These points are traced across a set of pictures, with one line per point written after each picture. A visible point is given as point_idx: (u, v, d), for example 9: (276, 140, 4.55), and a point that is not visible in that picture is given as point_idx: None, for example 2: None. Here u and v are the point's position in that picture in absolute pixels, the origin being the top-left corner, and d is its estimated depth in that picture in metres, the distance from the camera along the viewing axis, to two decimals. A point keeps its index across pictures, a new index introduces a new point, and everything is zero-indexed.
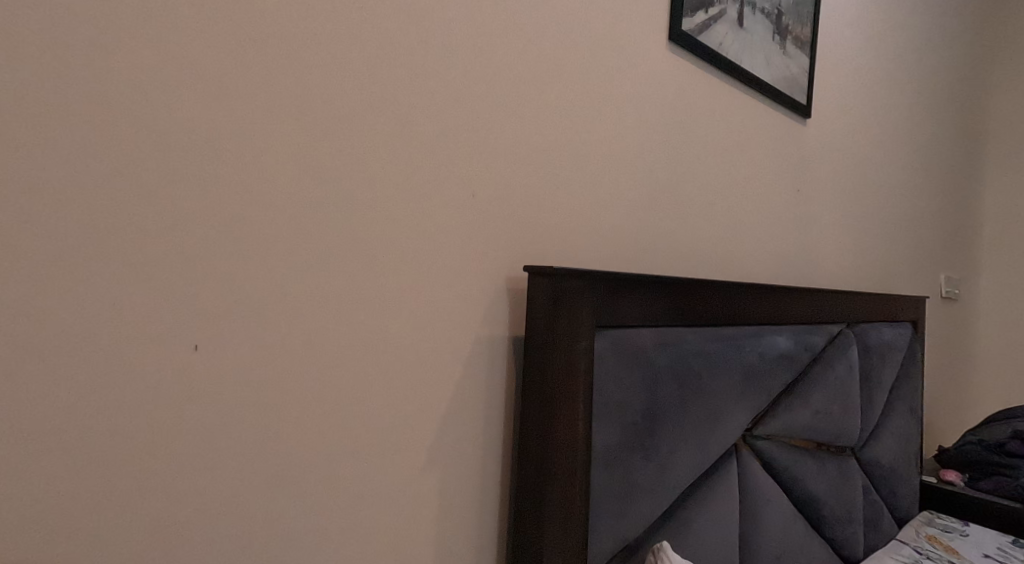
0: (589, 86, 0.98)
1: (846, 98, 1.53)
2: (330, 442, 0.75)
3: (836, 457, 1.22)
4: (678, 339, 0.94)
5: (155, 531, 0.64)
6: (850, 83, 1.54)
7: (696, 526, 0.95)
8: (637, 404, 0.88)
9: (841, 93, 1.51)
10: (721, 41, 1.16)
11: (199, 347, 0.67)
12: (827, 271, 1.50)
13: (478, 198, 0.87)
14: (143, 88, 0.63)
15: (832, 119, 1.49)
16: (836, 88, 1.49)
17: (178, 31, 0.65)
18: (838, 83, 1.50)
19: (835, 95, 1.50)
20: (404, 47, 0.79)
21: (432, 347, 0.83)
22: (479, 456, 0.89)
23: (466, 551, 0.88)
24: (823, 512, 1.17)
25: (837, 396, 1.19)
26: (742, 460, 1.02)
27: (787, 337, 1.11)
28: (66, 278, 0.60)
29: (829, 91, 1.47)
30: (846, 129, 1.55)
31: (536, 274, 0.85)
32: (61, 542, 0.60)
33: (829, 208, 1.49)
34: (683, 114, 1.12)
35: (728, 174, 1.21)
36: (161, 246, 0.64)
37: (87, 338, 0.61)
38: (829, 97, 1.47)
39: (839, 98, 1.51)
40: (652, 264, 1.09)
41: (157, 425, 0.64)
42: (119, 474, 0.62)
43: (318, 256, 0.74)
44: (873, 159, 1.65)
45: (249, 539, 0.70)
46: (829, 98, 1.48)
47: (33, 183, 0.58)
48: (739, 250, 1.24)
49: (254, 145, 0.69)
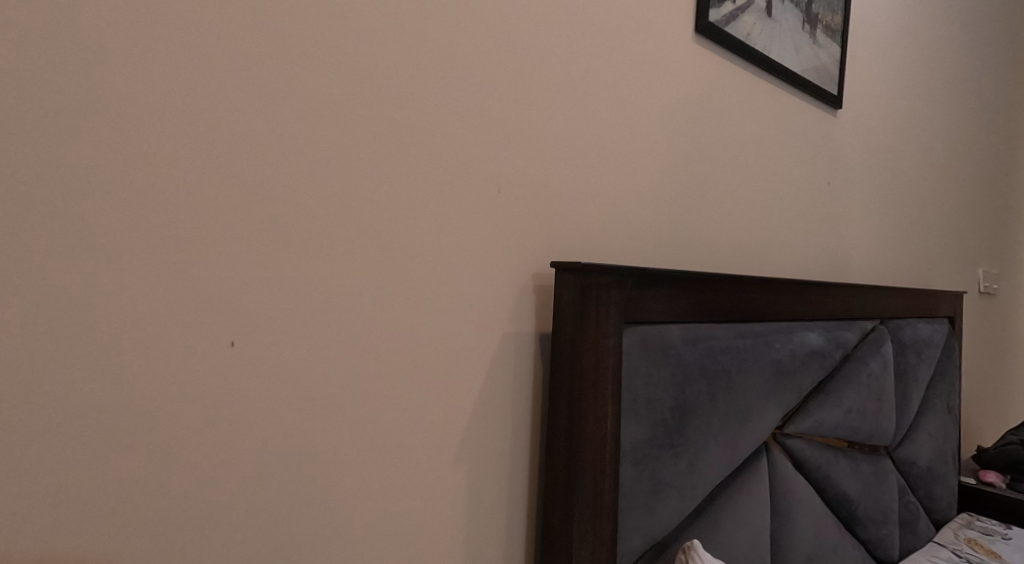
0: (615, 79, 0.98)
1: (880, 89, 1.50)
2: (360, 438, 0.76)
3: (870, 456, 1.20)
4: (707, 336, 0.93)
5: (194, 525, 0.66)
6: (884, 73, 1.51)
7: (727, 526, 0.94)
8: (666, 401, 0.88)
9: (872, 84, 1.48)
10: (749, 32, 1.14)
11: (234, 345, 0.68)
12: (860, 266, 1.47)
13: (504, 194, 0.87)
14: (179, 90, 0.64)
15: (864, 110, 1.46)
16: (869, 78, 1.46)
17: (210, 31, 0.66)
18: (871, 73, 1.47)
19: (868, 86, 1.47)
20: (429, 43, 0.80)
21: (459, 343, 0.84)
22: (508, 453, 0.89)
23: (495, 548, 0.88)
24: (858, 513, 1.15)
25: (871, 394, 1.17)
26: (773, 458, 1.01)
27: (818, 333, 1.09)
28: (108, 277, 0.62)
29: (861, 82, 1.44)
30: (881, 122, 1.52)
31: (563, 271, 0.85)
32: (101, 539, 0.62)
33: (863, 202, 1.46)
34: (711, 107, 1.11)
35: (759, 168, 1.20)
36: (197, 246, 0.66)
37: (128, 336, 0.63)
38: (861, 88, 1.45)
39: (872, 89, 1.48)
40: (680, 259, 1.07)
41: (193, 421, 0.66)
42: (158, 469, 0.64)
43: (346, 252, 0.75)
44: (909, 152, 1.61)
45: (282, 532, 0.72)
46: (863, 89, 1.45)
47: (75, 187, 0.60)
48: (770, 245, 1.23)
49: (284, 143, 0.70)
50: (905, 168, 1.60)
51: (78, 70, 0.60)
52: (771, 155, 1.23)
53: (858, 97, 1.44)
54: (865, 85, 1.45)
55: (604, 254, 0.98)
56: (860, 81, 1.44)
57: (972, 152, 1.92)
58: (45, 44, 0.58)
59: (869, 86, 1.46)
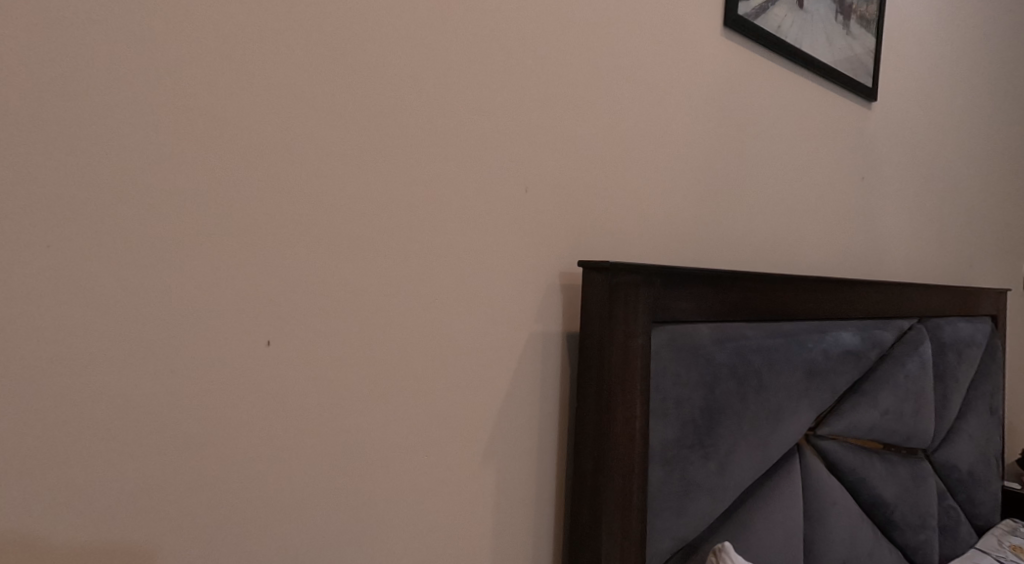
0: (642, 76, 0.97)
1: (918, 81, 1.46)
2: (389, 437, 0.77)
3: (907, 459, 1.17)
4: (737, 335, 0.92)
5: (228, 521, 0.68)
6: (921, 64, 1.46)
7: (759, 528, 0.92)
8: (695, 401, 0.87)
9: (910, 76, 1.44)
10: (780, 24, 1.12)
11: (270, 343, 0.70)
12: (897, 263, 1.43)
13: (530, 193, 0.87)
14: (211, 94, 0.66)
15: (901, 102, 1.42)
16: (906, 69, 1.42)
17: (239, 38, 0.67)
18: (908, 64, 1.43)
19: (905, 79, 1.42)
20: (454, 45, 0.81)
21: (487, 342, 0.84)
22: (536, 452, 0.89)
23: (523, 546, 0.88)
24: (895, 517, 1.12)
25: (909, 395, 1.14)
26: (806, 460, 0.99)
27: (853, 333, 1.07)
28: (145, 279, 0.63)
29: (898, 73, 1.40)
30: (918, 115, 1.47)
31: (591, 270, 0.85)
32: (136, 538, 0.64)
33: (900, 198, 1.43)
34: (741, 103, 1.09)
35: (790, 166, 1.18)
36: (230, 247, 0.67)
37: (167, 335, 0.65)
38: (898, 79, 1.40)
39: (909, 80, 1.44)
40: (709, 257, 1.06)
41: (228, 418, 0.68)
42: (195, 465, 0.66)
43: (373, 253, 0.76)
44: (949, 146, 1.57)
45: (312, 530, 0.73)
46: (899, 80, 1.41)
47: (116, 192, 0.62)
48: (802, 243, 1.20)
49: (313, 145, 0.72)
50: (945, 163, 1.56)
51: (110, 74, 0.62)
52: (803, 152, 1.20)
53: (895, 89, 1.40)
54: (901, 77, 1.41)
55: (632, 252, 0.97)
56: (896, 72, 1.40)
57: (1014, 145, 1.85)
58: (77, 48, 0.60)
59: (905, 78, 1.42)
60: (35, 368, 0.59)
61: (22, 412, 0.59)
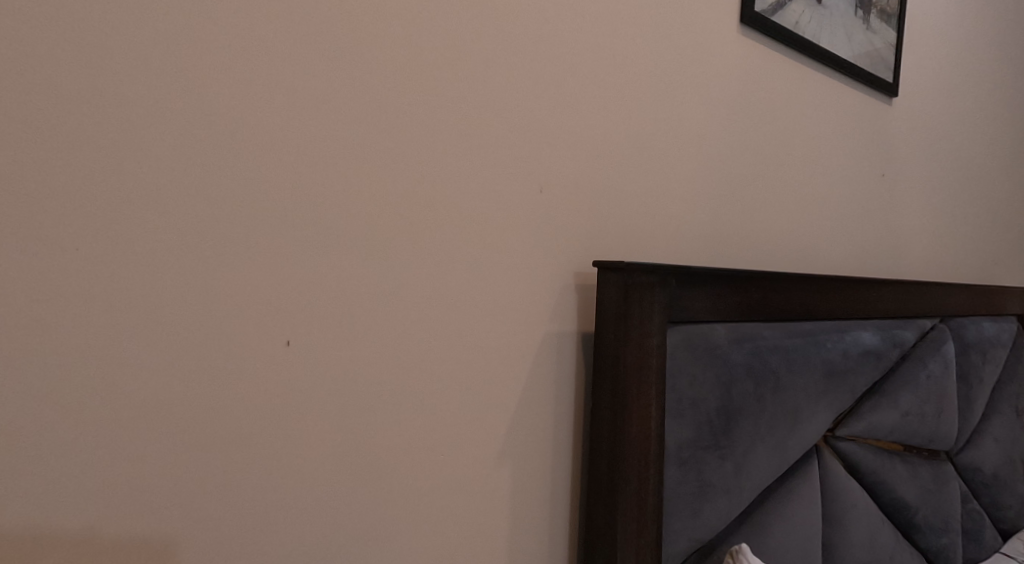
0: (657, 76, 0.96)
1: (941, 74, 1.43)
2: (404, 438, 0.78)
3: (929, 460, 1.15)
4: (754, 335, 0.91)
5: (247, 521, 0.69)
6: (945, 57, 1.43)
7: (776, 530, 0.91)
8: (710, 402, 0.86)
9: (933, 69, 1.41)
10: (798, 20, 1.10)
11: (290, 344, 0.71)
12: (920, 260, 1.40)
13: (545, 194, 0.87)
14: (226, 101, 0.67)
15: (923, 96, 1.39)
16: (929, 63, 1.39)
17: (253, 45, 0.68)
18: (931, 58, 1.40)
19: (928, 73, 1.40)
20: (467, 49, 0.81)
21: (502, 343, 0.85)
22: (550, 452, 0.89)
23: (537, 546, 0.89)
24: (917, 519, 1.10)
25: (932, 396, 1.12)
26: (825, 461, 0.98)
27: (873, 332, 1.05)
28: (165, 283, 0.65)
29: (921, 67, 1.37)
30: (941, 110, 1.44)
31: (606, 270, 0.85)
32: (156, 539, 0.65)
33: (923, 194, 1.40)
34: (758, 101, 1.08)
35: (808, 165, 1.16)
36: (248, 251, 0.68)
37: (186, 338, 0.66)
38: (920, 73, 1.38)
39: (932, 74, 1.41)
40: (726, 256, 1.05)
41: (245, 419, 0.69)
42: (214, 465, 0.67)
43: (387, 256, 0.76)
44: (973, 141, 1.53)
45: (328, 530, 0.74)
46: (921, 74, 1.38)
47: (135, 197, 0.63)
48: (820, 242, 1.18)
49: (327, 150, 0.72)
50: (969, 159, 1.52)
51: (127, 83, 0.62)
52: (822, 149, 1.18)
53: (917, 83, 1.37)
54: (924, 71, 1.38)
55: (647, 251, 0.96)
56: (918, 66, 1.37)
57: None
58: (95, 57, 0.61)
59: (928, 72, 1.40)
60: (55, 372, 0.60)
61: (43, 419, 0.60)
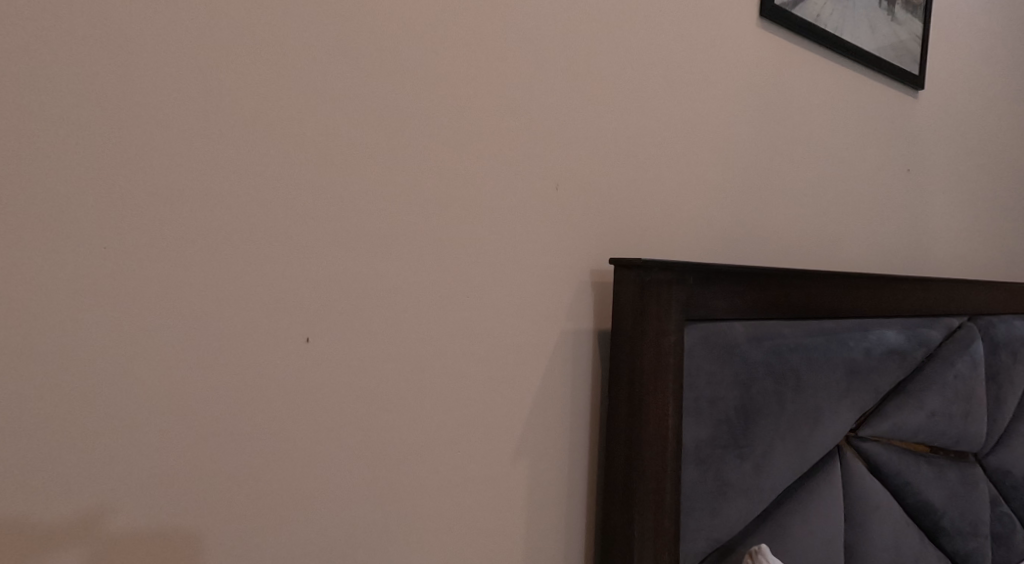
0: (675, 70, 0.95)
1: (970, 66, 1.39)
2: (419, 434, 0.79)
3: (957, 463, 1.12)
4: (773, 333, 0.89)
5: (265, 513, 0.70)
6: (974, 48, 1.39)
7: (797, 531, 0.90)
8: (729, 401, 0.85)
9: (962, 61, 1.37)
10: (819, 12, 1.08)
11: (309, 339, 0.72)
12: (947, 258, 1.37)
13: (561, 191, 0.87)
14: (242, 101, 0.68)
15: (951, 89, 1.35)
16: (957, 55, 1.35)
17: (268, 44, 0.69)
18: (959, 49, 1.36)
19: (957, 66, 1.36)
20: (481, 46, 0.81)
21: (517, 339, 0.85)
22: (567, 449, 0.89)
23: (553, 543, 0.89)
24: (944, 523, 1.07)
25: (960, 396, 1.09)
26: (847, 462, 0.96)
27: (897, 331, 1.03)
28: (184, 280, 0.66)
29: (949, 59, 1.34)
30: (971, 104, 1.40)
31: (623, 267, 0.84)
32: (180, 529, 0.66)
33: (952, 190, 1.36)
34: (778, 96, 1.06)
35: (831, 160, 1.14)
36: (265, 248, 0.69)
37: (205, 333, 0.67)
38: (948, 66, 1.34)
39: (961, 67, 1.37)
40: (745, 254, 1.03)
41: (264, 413, 0.70)
42: (233, 458, 0.69)
43: (402, 253, 0.77)
44: (1003, 134, 1.49)
45: (344, 524, 0.75)
46: (950, 66, 1.34)
47: (155, 195, 0.64)
48: (843, 238, 1.16)
49: (342, 148, 0.73)
50: (999, 154, 1.48)
51: (147, 83, 0.64)
52: (844, 143, 1.16)
53: (945, 75, 1.34)
54: (952, 63, 1.35)
55: (664, 248, 0.96)
56: (946, 58, 1.33)
57: None
58: (110, 61, 0.62)
59: (957, 64, 1.36)
60: (74, 372, 0.62)
61: (64, 418, 0.61)
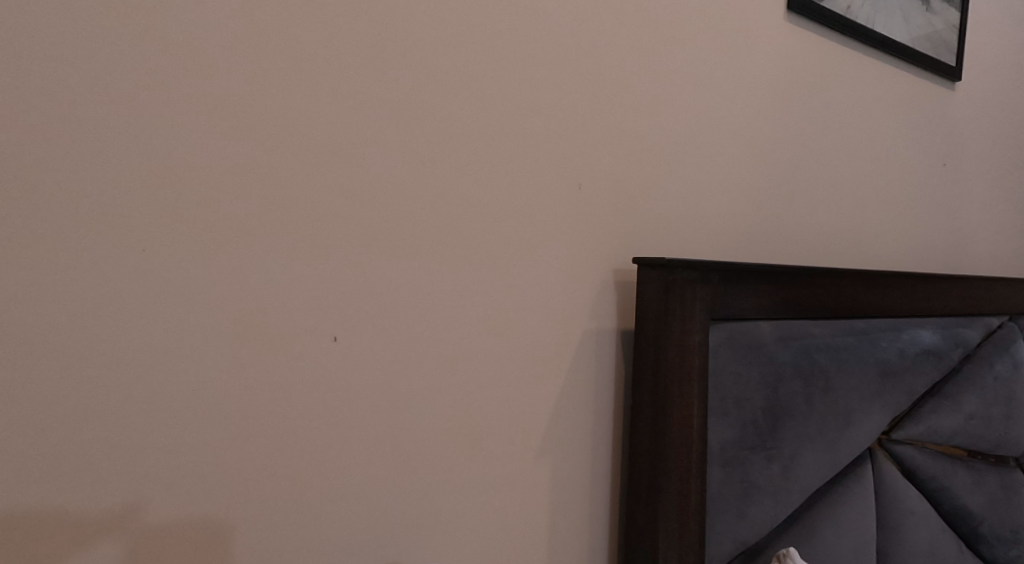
0: (701, 67, 0.94)
1: (1011, 55, 1.33)
2: (442, 433, 0.79)
3: (997, 467, 1.07)
4: (801, 333, 0.88)
5: (291, 508, 0.72)
6: (1015, 37, 1.34)
7: (827, 536, 0.88)
8: (755, 401, 0.84)
9: (1003, 50, 1.31)
10: (851, 4, 1.05)
11: (336, 339, 0.74)
12: (987, 254, 1.32)
13: (583, 190, 0.87)
14: (268, 108, 0.69)
15: (991, 79, 1.30)
16: (998, 44, 1.30)
17: (292, 50, 0.70)
18: (1000, 38, 1.31)
19: (997, 55, 1.31)
20: (502, 47, 0.81)
21: (540, 339, 0.85)
22: (591, 449, 0.89)
23: (576, 542, 0.89)
24: (982, 529, 1.03)
25: (1000, 398, 1.05)
26: (879, 466, 0.94)
27: (932, 331, 1.00)
28: (213, 282, 0.68)
29: (988, 49, 1.29)
30: (1011, 95, 1.35)
31: (646, 267, 0.83)
32: (210, 523, 0.69)
33: (992, 183, 1.31)
34: (807, 91, 1.04)
35: (862, 156, 1.11)
36: (290, 250, 0.71)
37: (233, 334, 0.69)
38: (988, 56, 1.29)
39: (1001, 56, 1.31)
40: (772, 253, 1.01)
41: (290, 411, 0.72)
42: (261, 455, 0.71)
43: (424, 253, 0.78)
44: None
45: (368, 520, 0.76)
46: (990, 56, 1.29)
47: (186, 199, 0.66)
48: (876, 235, 1.13)
49: (364, 151, 0.74)
50: None
51: (177, 91, 0.65)
52: (876, 139, 1.13)
53: (984, 65, 1.29)
54: (992, 53, 1.29)
55: (689, 246, 0.95)
56: (986, 48, 1.28)
57: None
58: (140, 70, 0.64)
59: (997, 53, 1.31)
60: (111, 372, 0.64)
61: (101, 416, 0.64)
